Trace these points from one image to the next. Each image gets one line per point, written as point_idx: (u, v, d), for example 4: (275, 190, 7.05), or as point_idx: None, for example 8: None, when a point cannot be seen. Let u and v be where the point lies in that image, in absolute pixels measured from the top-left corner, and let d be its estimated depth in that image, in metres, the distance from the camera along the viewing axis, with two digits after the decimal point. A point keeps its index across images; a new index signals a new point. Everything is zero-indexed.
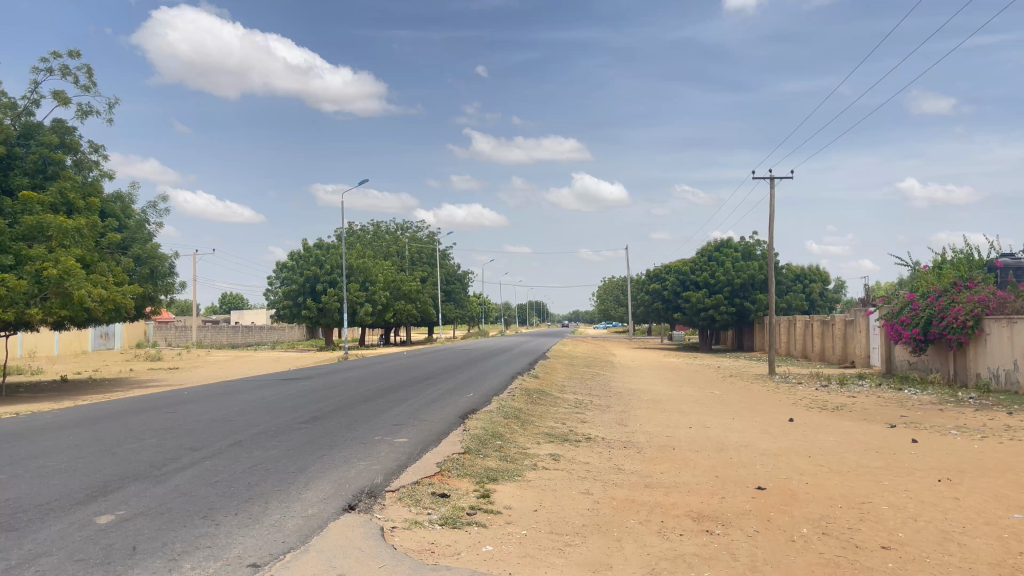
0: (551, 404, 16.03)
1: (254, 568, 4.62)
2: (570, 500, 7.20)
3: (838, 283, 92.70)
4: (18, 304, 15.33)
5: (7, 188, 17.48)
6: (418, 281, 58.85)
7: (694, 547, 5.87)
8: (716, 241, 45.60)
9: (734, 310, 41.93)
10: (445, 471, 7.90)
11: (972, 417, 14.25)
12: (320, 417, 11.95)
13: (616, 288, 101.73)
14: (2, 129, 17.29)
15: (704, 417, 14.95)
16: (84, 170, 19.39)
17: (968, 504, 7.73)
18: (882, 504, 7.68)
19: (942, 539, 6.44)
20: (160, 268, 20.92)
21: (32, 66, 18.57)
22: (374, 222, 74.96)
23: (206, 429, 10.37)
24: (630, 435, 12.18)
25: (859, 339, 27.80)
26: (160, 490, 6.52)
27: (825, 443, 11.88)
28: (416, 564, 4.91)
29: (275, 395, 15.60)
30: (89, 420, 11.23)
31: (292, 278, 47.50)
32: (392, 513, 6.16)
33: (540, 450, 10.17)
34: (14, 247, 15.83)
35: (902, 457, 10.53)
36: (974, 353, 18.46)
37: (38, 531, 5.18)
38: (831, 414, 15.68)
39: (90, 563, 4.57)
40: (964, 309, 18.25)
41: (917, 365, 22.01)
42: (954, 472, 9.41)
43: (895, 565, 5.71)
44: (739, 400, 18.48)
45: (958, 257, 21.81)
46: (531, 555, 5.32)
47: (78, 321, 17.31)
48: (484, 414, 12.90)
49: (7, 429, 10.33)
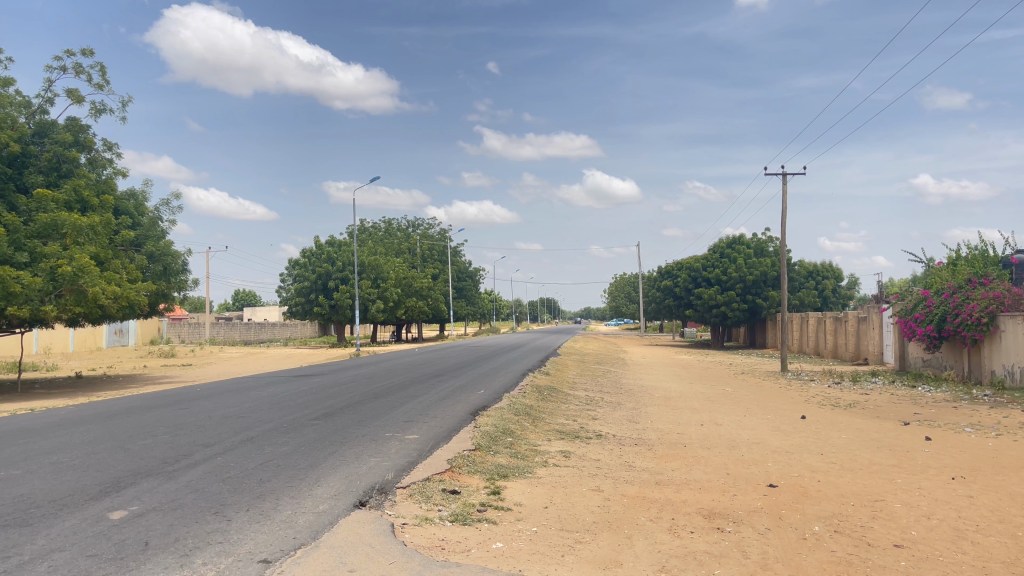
0: (561, 401, 15.98)
1: (264, 565, 4.63)
2: (580, 497, 7.18)
3: (850, 278, 91.92)
4: (33, 301, 15.47)
5: (22, 186, 17.67)
6: (428, 278, 58.89)
7: (705, 545, 5.84)
8: (728, 238, 45.47)
9: (746, 306, 41.63)
10: (456, 467, 7.91)
11: (986, 415, 14.05)
12: (331, 414, 11.98)
13: (627, 285, 101.39)
14: (17, 127, 17.46)
15: (714, 415, 14.84)
16: (97, 168, 19.56)
17: (982, 502, 7.64)
18: (895, 502, 7.60)
19: (956, 537, 6.37)
20: (173, 265, 21.06)
21: (46, 65, 18.83)
22: (385, 219, 75.25)
23: (218, 425, 10.38)
24: (642, 433, 12.07)
25: (873, 335, 27.56)
26: (173, 486, 6.54)
27: (837, 440, 11.80)
28: (427, 560, 4.92)
29: (286, 391, 15.64)
30: (103, 416, 11.34)
31: (304, 275, 47.57)
32: (402, 510, 6.15)
33: (550, 447, 10.16)
34: (29, 244, 15.99)
35: (914, 454, 10.43)
36: (988, 350, 18.23)
37: (50, 526, 5.22)
38: (844, 411, 15.57)
39: (103, 558, 4.60)
40: (979, 306, 17.98)
41: (931, 362, 21.78)
42: (968, 470, 9.30)
43: (908, 564, 5.65)
44: (751, 397, 18.38)
45: (971, 254, 21.57)
46: (541, 552, 5.32)
47: (92, 318, 17.44)
48: (495, 410, 12.91)
49: (22, 425, 10.45)
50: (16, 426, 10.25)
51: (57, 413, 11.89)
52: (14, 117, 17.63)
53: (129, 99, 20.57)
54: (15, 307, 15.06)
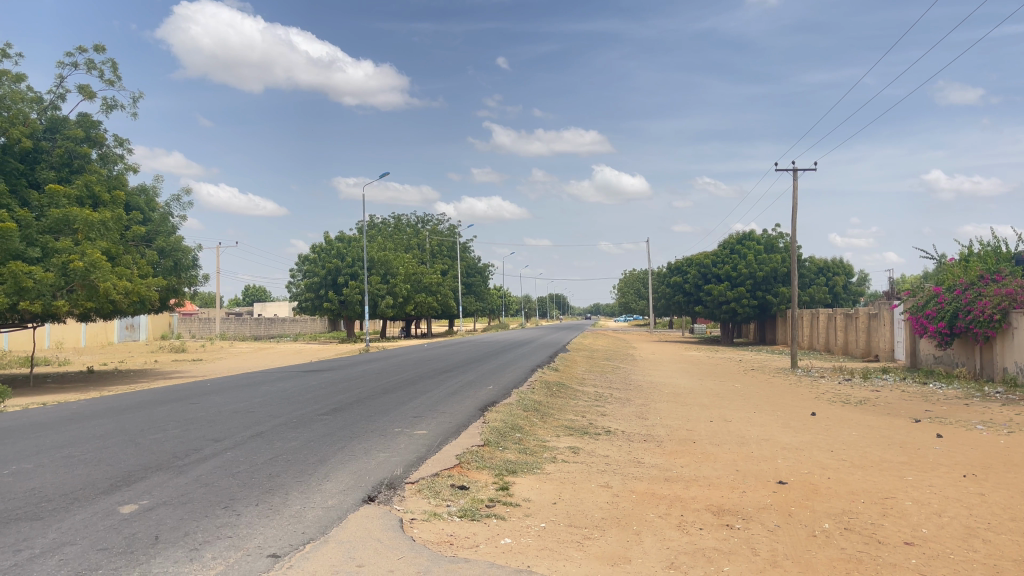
0: (570, 397, 15.92)
1: (274, 559, 4.63)
2: (589, 493, 7.17)
3: (861, 275, 91.06)
4: (45, 296, 15.56)
5: (34, 181, 17.82)
6: (438, 274, 58.82)
7: (715, 541, 5.81)
8: (738, 234, 45.26)
9: (756, 302, 41.27)
10: (465, 463, 7.90)
11: (998, 412, 13.90)
12: (340, 409, 12.01)
13: (636, 281, 100.86)
14: (29, 123, 17.57)
15: (724, 411, 14.76)
16: (109, 164, 19.69)
17: (994, 500, 7.55)
18: (906, 500, 7.52)
19: (967, 535, 6.29)
20: (183, 261, 21.16)
21: (58, 61, 19.03)
22: (394, 214, 75.40)
23: (229, 420, 10.45)
24: (651, 429, 12.06)
25: (884, 332, 27.39)
26: (183, 481, 6.58)
27: (847, 437, 11.68)
28: (435, 555, 4.91)
29: (296, 386, 15.67)
30: (114, 410, 11.40)
31: (314, 270, 47.70)
32: (411, 505, 6.16)
33: (558, 442, 10.18)
34: (41, 240, 16.15)
35: (926, 452, 10.30)
36: (1001, 347, 17.96)
37: (62, 519, 5.27)
38: (854, 408, 15.40)
39: (113, 552, 4.61)
40: (991, 304, 17.77)
41: (943, 359, 21.56)
42: (979, 468, 9.17)
43: (919, 561, 5.59)
44: (760, 394, 18.29)
45: (983, 250, 21.37)
46: (550, 548, 5.30)
47: (104, 312, 17.54)
48: (504, 406, 12.92)
49: (35, 419, 10.51)
50: (29, 420, 10.35)
51: (69, 407, 11.95)
52: (27, 113, 17.75)
53: (140, 95, 20.78)
54: (27, 302, 15.17)
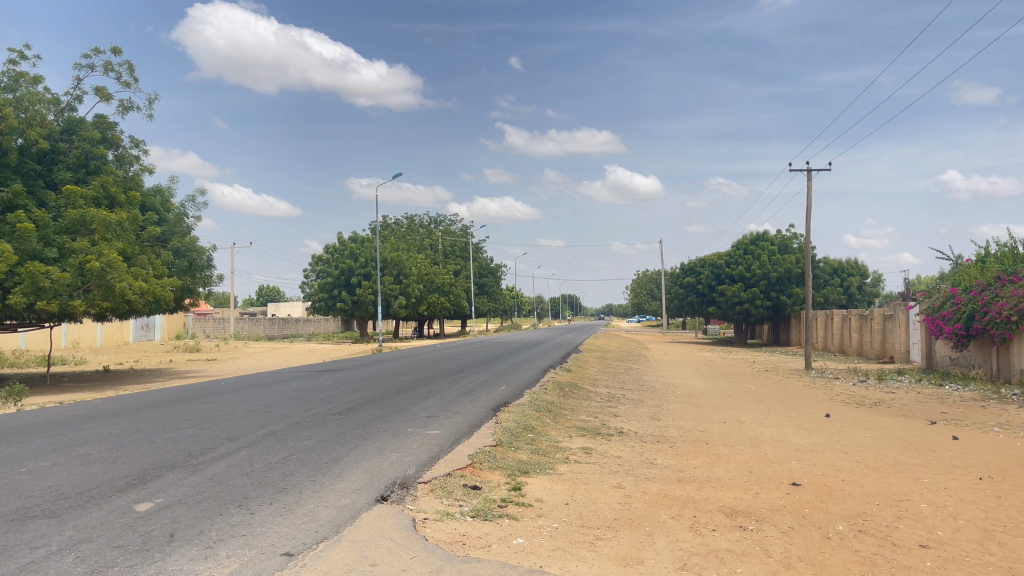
0: (583, 398, 15.85)
1: (287, 558, 4.64)
2: (601, 494, 7.12)
3: (875, 276, 90.11)
4: (63, 296, 15.69)
5: (51, 182, 18.03)
6: (450, 274, 58.97)
7: (728, 543, 5.76)
8: (751, 234, 44.98)
9: (770, 303, 40.87)
10: (477, 463, 7.90)
11: (1015, 414, 13.74)
12: (353, 409, 12.03)
13: (650, 282, 100.37)
14: (46, 125, 17.79)
15: (737, 413, 14.65)
16: (125, 165, 19.90)
17: (1010, 503, 7.44)
18: (921, 502, 7.43)
19: (982, 537, 6.21)
20: (198, 261, 21.36)
21: (76, 63, 19.28)
22: (406, 214, 75.66)
23: (242, 419, 10.51)
24: (663, 430, 11.98)
25: (899, 333, 27.11)
26: (197, 479, 6.60)
27: (862, 439, 11.57)
28: (448, 555, 4.89)
29: (308, 386, 15.67)
30: (128, 410, 11.43)
31: (328, 270, 48.01)
32: (424, 505, 6.15)
33: (571, 443, 10.14)
34: (58, 240, 16.32)
35: (942, 454, 10.18)
36: (1018, 349, 17.68)
37: (79, 517, 5.30)
38: (869, 410, 15.26)
39: (128, 550, 4.64)
40: (1007, 304, 17.42)
41: (959, 360, 21.33)
42: (995, 470, 9.05)
43: (934, 564, 5.51)
44: (774, 395, 18.14)
45: (1000, 250, 21.10)
46: (562, 548, 5.28)
47: (120, 312, 17.67)
48: (516, 406, 12.89)
49: (51, 418, 10.57)
50: (44, 419, 10.44)
51: (82, 407, 11.96)
52: (44, 114, 17.94)
53: (156, 96, 20.97)
54: (44, 301, 15.29)
